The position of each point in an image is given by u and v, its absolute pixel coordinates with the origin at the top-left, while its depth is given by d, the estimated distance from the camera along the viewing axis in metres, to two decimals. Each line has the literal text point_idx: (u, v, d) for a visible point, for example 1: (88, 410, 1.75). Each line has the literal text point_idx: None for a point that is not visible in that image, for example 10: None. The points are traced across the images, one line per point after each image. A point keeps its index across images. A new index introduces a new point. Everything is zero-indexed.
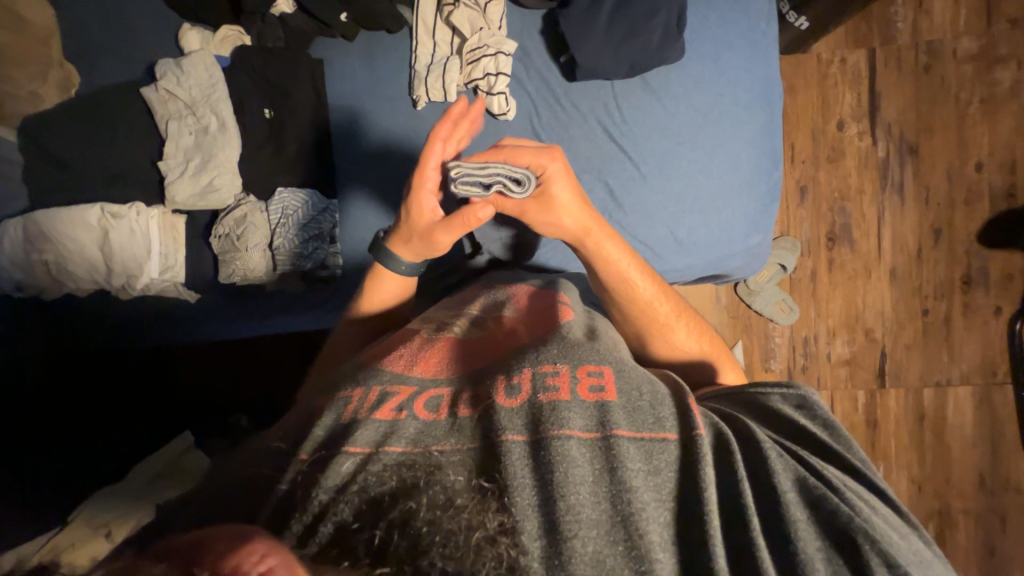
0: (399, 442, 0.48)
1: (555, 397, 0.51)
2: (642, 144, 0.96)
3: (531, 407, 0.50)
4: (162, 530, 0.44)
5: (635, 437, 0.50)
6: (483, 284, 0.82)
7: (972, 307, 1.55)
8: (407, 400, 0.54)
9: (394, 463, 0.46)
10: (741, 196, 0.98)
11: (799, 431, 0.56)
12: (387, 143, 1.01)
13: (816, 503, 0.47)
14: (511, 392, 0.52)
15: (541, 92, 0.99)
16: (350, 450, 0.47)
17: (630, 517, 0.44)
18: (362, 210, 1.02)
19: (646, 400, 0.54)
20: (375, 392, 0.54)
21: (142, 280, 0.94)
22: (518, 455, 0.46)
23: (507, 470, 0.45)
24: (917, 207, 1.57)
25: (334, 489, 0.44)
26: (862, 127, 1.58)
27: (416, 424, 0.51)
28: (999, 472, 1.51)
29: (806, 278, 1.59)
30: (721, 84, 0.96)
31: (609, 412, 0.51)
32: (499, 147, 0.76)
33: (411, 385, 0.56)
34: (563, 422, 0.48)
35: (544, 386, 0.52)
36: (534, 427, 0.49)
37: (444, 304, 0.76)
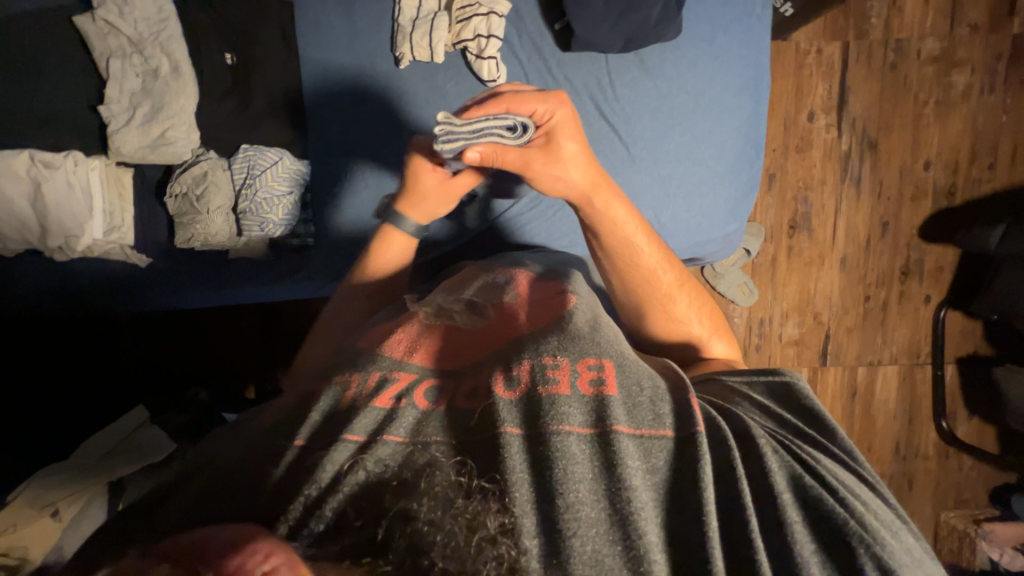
0: (398, 431, 0.50)
1: (554, 391, 0.52)
2: (633, 125, 0.95)
3: (529, 399, 0.52)
4: (158, 509, 0.47)
5: (635, 434, 0.52)
6: (480, 265, 0.81)
7: (906, 295, 1.70)
8: (407, 389, 0.54)
9: (391, 454, 0.47)
10: (724, 183, 1.00)
11: (796, 426, 0.61)
12: (366, 103, 0.94)
13: (811, 504, 0.51)
14: (511, 383, 0.53)
15: (533, 61, 0.94)
16: (349, 436, 0.48)
17: (628, 515, 0.46)
18: (350, 172, 0.96)
19: (646, 396, 0.56)
20: (374, 378, 0.55)
21: (83, 241, 0.84)
22: (516, 448, 0.48)
23: (506, 465, 0.46)
24: (871, 200, 1.67)
25: (330, 478, 0.45)
26: (830, 120, 1.63)
27: (418, 414, 0.52)
28: (912, 441, 1.70)
29: (767, 263, 1.67)
30: (712, 69, 0.95)
31: (610, 409, 0.52)
32: (499, 93, 0.73)
33: (412, 371, 0.57)
34: (563, 419, 0.50)
35: (543, 379, 0.53)
36: (533, 421, 0.50)
37: (443, 286, 0.75)
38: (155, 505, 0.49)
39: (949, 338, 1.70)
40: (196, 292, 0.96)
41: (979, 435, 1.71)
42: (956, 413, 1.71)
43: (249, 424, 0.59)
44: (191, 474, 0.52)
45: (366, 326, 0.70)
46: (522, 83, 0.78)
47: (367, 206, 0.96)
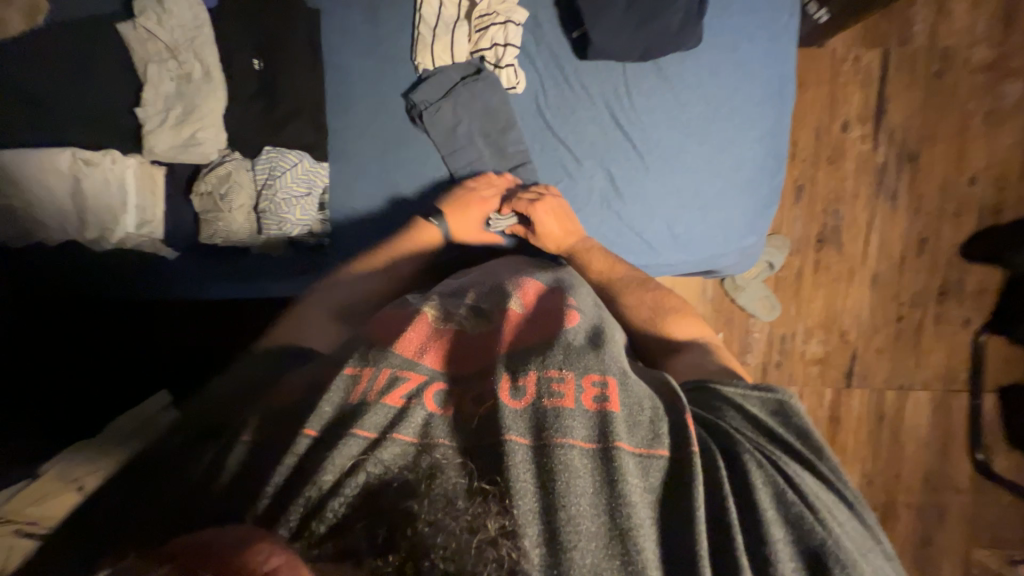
0: (408, 430, 0.50)
1: (559, 404, 0.52)
2: (649, 134, 0.93)
3: (535, 411, 0.51)
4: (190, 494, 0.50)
5: (636, 452, 0.51)
6: (485, 270, 0.81)
7: (944, 317, 1.61)
8: (418, 390, 0.54)
9: (397, 454, 0.48)
10: (742, 195, 0.97)
11: (785, 440, 0.57)
12: (386, 108, 0.96)
13: (796, 524, 0.49)
14: (516, 393, 0.53)
15: (550, 69, 0.94)
16: (359, 432, 0.49)
17: (628, 531, 0.46)
18: (373, 182, 0.97)
19: (647, 415, 0.55)
20: (385, 375, 0.54)
21: (117, 233, 0.90)
22: (522, 457, 0.48)
23: (510, 473, 0.47)
24: (907, 216, 1.59)
25: (338, 473, 0.46)
26: (865, 131, 1.56)
27: (427, 416, 0.52)
28: (944, 471, 1.61)
29: (792, 277, 1.61)
30: (735, 80, 0.93)
31: (613, 424, 0.52)
32: (518, 200, 0.90)
33: (422, 373, 0.56)
34: (567, 432, 0.50)
35: (549, 392, 0.53)
36: (538, 432, 0.50)
37: (449, 287, 0.74)
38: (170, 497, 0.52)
39: (989, 366, 1.60)
40: (227, 286, 1.01)
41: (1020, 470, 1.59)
42: (994, 446, 1.61)
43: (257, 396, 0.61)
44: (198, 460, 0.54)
45: (375, 319, 0.70)
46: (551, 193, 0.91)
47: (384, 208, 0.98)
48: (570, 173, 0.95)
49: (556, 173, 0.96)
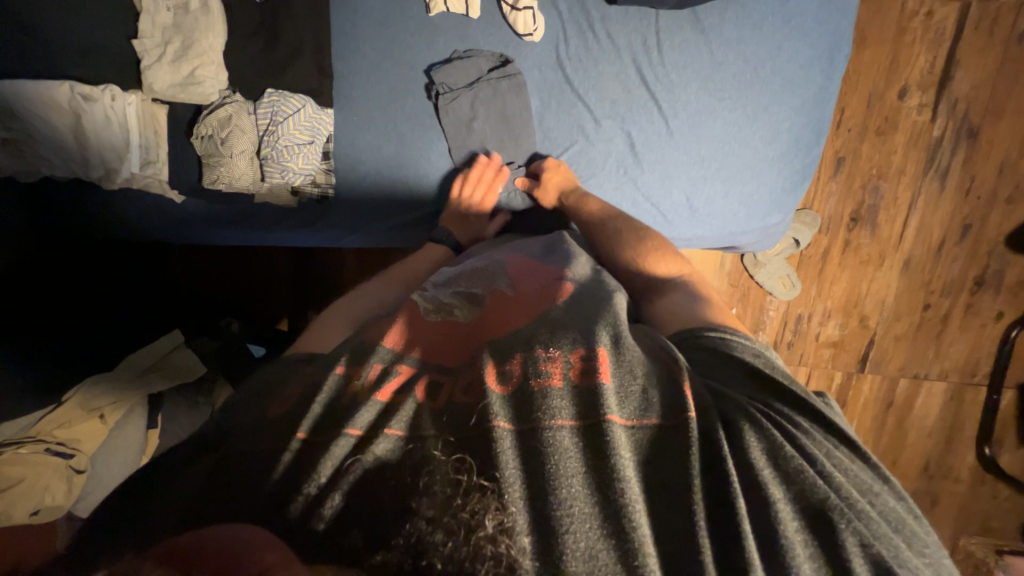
0: (399, 424, 0.47)
1: (546, 384, 0.48)
2: (676, 95, 0.85)
3: (522, 393, 0.48)
4: (172, 489, 0.47)
5: (628, 425, 0.47)
6: (483, 256, 0.79)
7: (974, 309, 1.52)
8: (407, 385, 0.51)
9: (390, 449, 0.46)
10: (772, 169, 0.89)
11: (782, 391, 0.54)
12: (394, 53, 0.90)
13: (794, 478, 0.46)
14: (503, 378, 0.50)
15: (574, 14, 0.85)
16: (349, 431, 0.46)
17: (623, 510, 0.42)
18: (378, 134, 0.92)
19: (639, 385, 0.51)
20: (376, 370, 0.52)
21: (122, 173, 0.89)
22: (508, 442, 0.45)
23: (497, 460, 0.43)
24: (955, 198, 1.46)
25: (333, 469, 0.44)
26: (925, 99, 1.41)
27: (418, 408, 0.49)
28: (944, 461, 1.59)
29: (817, 256, 1.53)
30: (781, 36, 0.83)
31: (601, 397, 0.47)
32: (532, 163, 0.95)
33: (410, 365, 0.53)
34: (553, 411, 0.46)
35: (536, 372, 0.49)
36: (525, 415, 0.46)
37: (444, 275, 0.73)
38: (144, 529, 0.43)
39: (1015, 362, 1.53)
40: (237, 233, 1.01)
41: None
42: (1004, 441, 1.57)
43: (242, 403, 0.55)
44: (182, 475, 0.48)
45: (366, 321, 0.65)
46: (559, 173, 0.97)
47: (389, 161, 0.93)
48: (587, 136, 0.89)
49: (571, 134, 0.89)
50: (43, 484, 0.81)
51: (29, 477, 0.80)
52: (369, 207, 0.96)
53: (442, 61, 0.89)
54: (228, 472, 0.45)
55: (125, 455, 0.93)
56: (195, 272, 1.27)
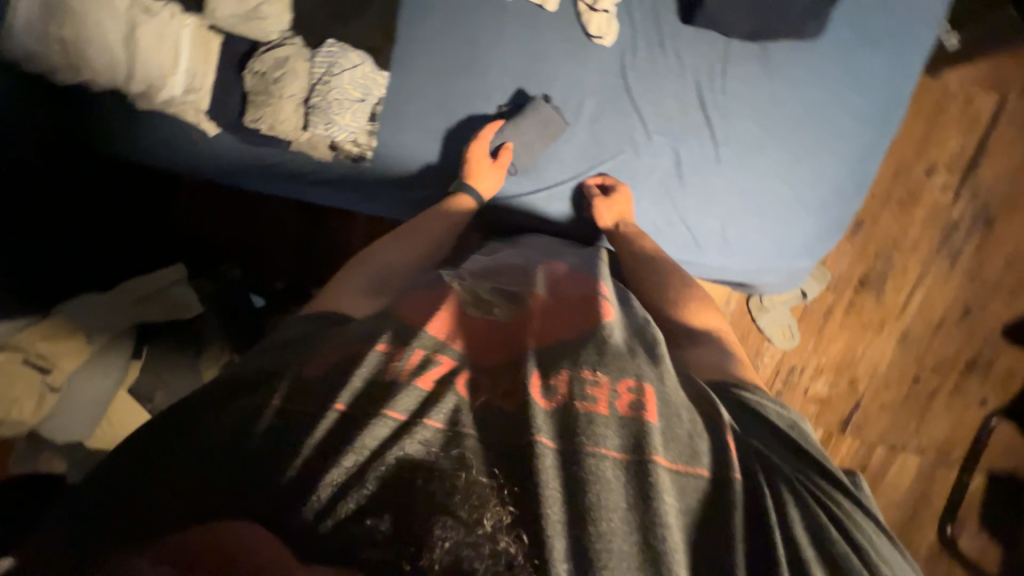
0: (437, 416, 0.46)
1: (592, 409, 0.47)
2: (731, 125, 0.86)
3: (566, 413, 0.47)
4: (198, 421, 0.49)
5: (672, 468, 0.46)
6: (518, 253, 0.79)
7: (961, 391, 1.56)
8: (449, 375, 0.50)
9: (426, 441, 0.45)
10: (809, 214, 0.90)
11: (816, 465, 0.53)
12: (460, 29, 0.89)
13: (839, 564, 0.44)
14: (548, 391, 0.48)
15: (647, 26, 0.86)
16: (389, 413, 0.45)
17: (661, 554, 0.41)
18: (429, 106, 0.92)
19: (686, 429, 0.49)
20: (417, 356, 0.50)
21: (163, 93, 0.86)
22: (549, 461, 0.44)
23: (538, 478, 0.43)
24: (961, 280, 1.50)
25: (367, 455, 0.43)
26: (950, 180, 1.45)
27: (457, 403, 0.48)
28: (908, 537, 1.59)
29: (820, 311, 1.55)
30: (842, 87, 0.85)
31: (648, 435, 0.46)
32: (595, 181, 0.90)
33: (452, 358, 0.52)
34: (598, 439, 0.45)
35: (582, 394, 0.48)
36: (568, 436, 0.45)
37: (483, 266, 0.73)
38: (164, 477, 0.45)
39: (989, 449, 1.56)
40: (264, 174, 0.98)
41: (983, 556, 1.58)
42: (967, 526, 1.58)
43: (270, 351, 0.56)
44: (207, 419, 0.49)
45: (400, 294, 0.66)
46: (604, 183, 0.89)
47: (433, 136, 0.93)
48: (635, 147, 0.89)
49: (620, 143, 0.89)
50: (12, 396, 0.83)
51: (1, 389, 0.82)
52: (404, 180, 0.95)
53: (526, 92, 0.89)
54: (267, 433, 0.46)
55: (101, 383, 0.90)
56: (192, 207, 1.19)
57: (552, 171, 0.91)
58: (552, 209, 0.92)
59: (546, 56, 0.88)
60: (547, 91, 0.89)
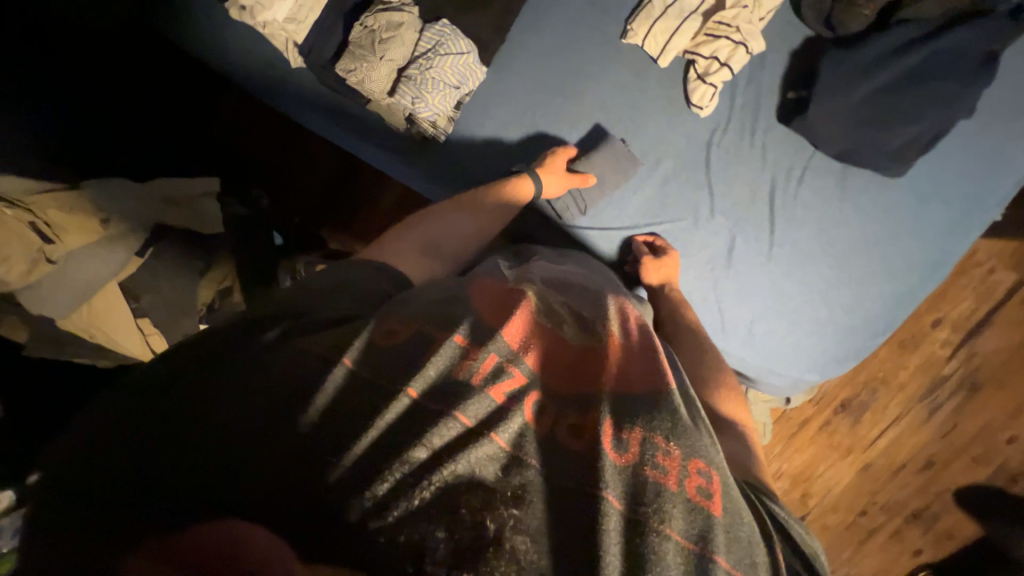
0: (504, 434, 0.47)
1: (661, 481, 0.47)
2: (792, 229, 0.88)
3: (635, 476, 0.47)
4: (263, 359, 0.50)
5: (731, 574, 0.44)
6: (585, 270, 0.80)
7: (900, 536, 1.58)
8: (520, 391, 0.50)
9: (488, 457, 0.45)
10: (834, 336, 0.92)
11: None
12: (570, 53, 0.90)
13: None
14: (620, 446, 0.48)
15: (745, 111, 0.88)
16: (459, 416, 0.47)
17: None
18: (513, 113, 0.92)
19: (746, 534, 0.48)
20: (490, 363, 0.51)
21: (265, 14, 0.85)
22: (614, 524, 0.44)
23: (600, 540, 0.42)
24: (933, 433, 1.55)
25: (430, 453, 0.44)
26: (952, 338, 1.51)
27: (523, 426, 0.48)
28: None
29: (796, 420, 1.58)
30: (903, 229, 0.88)
31: (712, 530, 0.45)
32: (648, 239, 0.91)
33: (523, 373, 0.52)
34: (664, 517, 0.45)
35: (653, 462, 0.47)
36: (634, 502, 0.45)
37: (551, 274, 0.73)
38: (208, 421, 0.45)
39: None
40: (337, 121, 0.97)
41: None
42: None
43: (336, 293, 0.60)
44: (271, 361, 0.50)
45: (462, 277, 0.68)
46: (657, 243, 0.90)
47: (508, 142, 0.92)
48: (695, 219, 0.90)
49: (682, 210, 0.91)
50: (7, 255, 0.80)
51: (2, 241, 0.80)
52: (466, 173, 0.94)
53: (611, 130, 0.91)
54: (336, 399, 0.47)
55: (96, 270, 0.85)
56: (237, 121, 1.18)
57: (611, 215, 0.92)
58: (599, 246, 0.93)
59: (641, 106, 0.90)
60: (631, 138, 0.90)
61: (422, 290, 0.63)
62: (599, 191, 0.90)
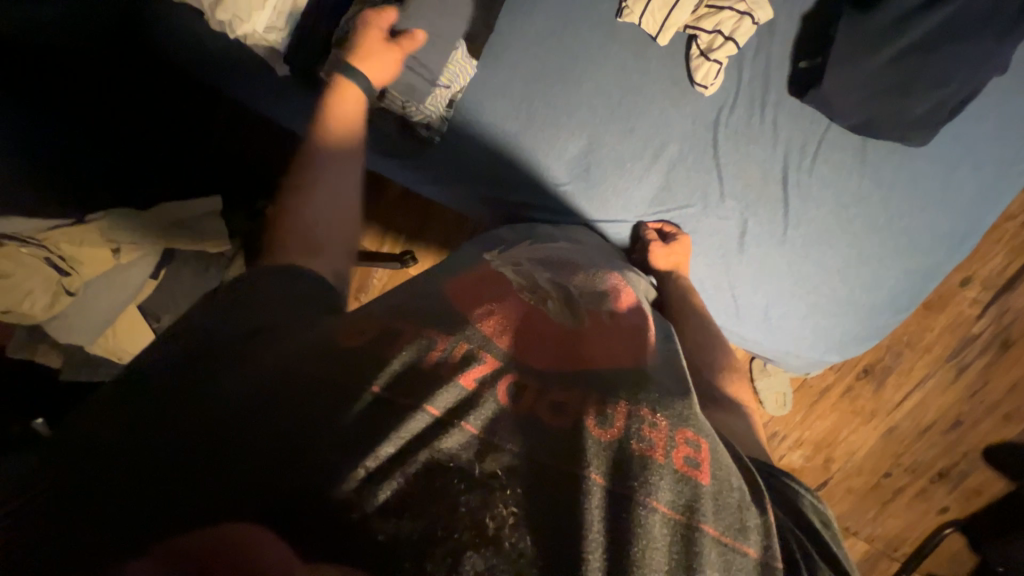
0: (476, 420, 0.44)
1: (648, 455, 0.44)
2: (807, 207, 0.85)
3: (620, 452, 0.44)
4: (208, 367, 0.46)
5: (726, 544, 0.42)
6: (581, 249, 0.79)
7: (926, 495, 1.57)
8: (492, 377, 0.48)
9: (461, 445, 0.42)
10: (855, 315, 0.89)
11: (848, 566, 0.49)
12: (563, 38, 0.85)
13: None
14: (604, 422, 0.46)
15: (753, 86, 0.83)
16: (428, 408, 0.43)
17: None
18: (510, 105, 0.87)
19: (738, 499, 0.45)
20: (460, 351, 0.49)
21: (244, 28, 0.84)
22: (598, 503, 0.41)
23: (586, 520, 0.40)
24: (961, 393, 1.51)
25: (398, 445, 0.41)
26: (980, 296, 1.45)
27: (497, 409, 0.46)
28: None
29: (817, 388, 1.57)
30: (927, 199, 0.83)
31: (700, 500, 0.43)
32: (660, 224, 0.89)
33: (495, 358, 0.50)
34: (651, 491, 0.42)
35: (638, 436, 0.45)
36: (620, 478, 0.43)
37: (540, 255, 0.73)
38: (168, 421, 0.43)
39: (936, 553, 1.61)
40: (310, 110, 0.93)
41: None
42: None
43: (300, 285, 0.58)
44: (223, 364, 0.46)
45: (447, 271, 0.67)
46: (668, 227, 0.88)
47: (506, 137, 0.88)
48: (705, 204, 0.87)
49: (690, 196, 0.87)
50: (25, 288, 0.79)
51: (17, 274, 0.78)
52: (464, 171, 0.91)
53: (612, 116, 0.86)
54: (294, 395, 0.44)
55: (116, 296, 0.87)
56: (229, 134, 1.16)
57: (618, 205, 0.89)
58: (609, 235, 0.91)
59: (642, 89, 0.85)
60: (633, 123, 0.86)
61: (419, 285, 0.64)
62: (602, 176, 0.88)
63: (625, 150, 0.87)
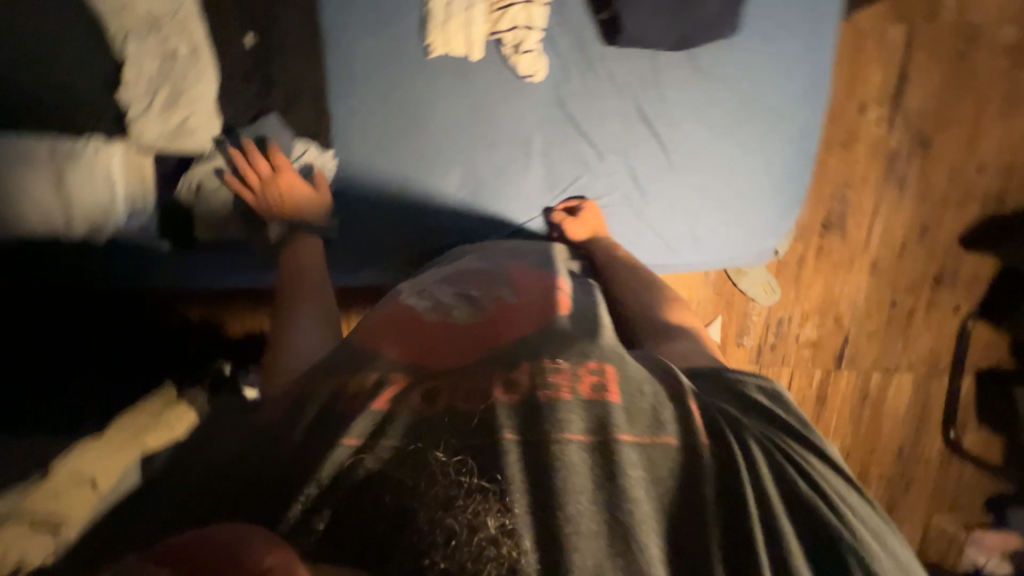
0: (394, 429, 0.48)
1: (553, 396, 0.49)
2: (676, 130, 0.89)
3: (529, 400, 0.49)
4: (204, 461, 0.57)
5: (639, 444, 0.47)
6: (483, 257, 0.78)
7: (936, 304, 1.57)
8: (399, 393, 0.52)
9: (381, 456, 0.47)
10: (768, 197, 0.94)
11: (782, 423, 0.55)
12: (395, 94, 0.87)
13: (809, 516, 0.46)
14: (509, 384, 0.51)
15: (573, 54, 0.87)
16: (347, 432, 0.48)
17: (628, 527, 0.43)
18: (381, 169, 0.89)
19: (647, 402, 0.51)
20: (370, 376, 0.54)
21: (108, 228, 0.84)
22: (513, 455, 0.46)
23: (505, 471, 0.45)
24: (915, 202, 1.52)
25: (330, 473, 0.46)
26: (882, 113, 1.46)
27: (412, 411, 0.50)
28: (918, 450, 1.61)
29: (793, 263, 1.54)
30: (767, 74, 0.89)
31: (610, 416, 0.48)
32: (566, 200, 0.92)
33: (409, 372, 0.55)
34: (563, 425, 0.47)
35: (543, 382, 0.50)
36: (532, 422, 0.47)
37: (444, 274, 0.73)
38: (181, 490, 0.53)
39: (971, 349, 1.58)
40: (210, 261, 0.92)
41: (986, 447, 1.61)
42: (965, 424, 1.60)
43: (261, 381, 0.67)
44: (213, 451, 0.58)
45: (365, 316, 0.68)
46: (571, 203, 0.91)
47: (393, 198, 0.90)
48: (591, 169, 0.91)
49: (575, 169, 0.91)
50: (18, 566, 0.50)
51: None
52: (371, 244, 0.92)
53: (472, 137, 0.89)
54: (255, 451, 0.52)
55: None
56: None
57: (520, 205, 0.92)
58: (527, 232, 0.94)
59: (484, 103, 0.88)
60: (493, 135, 0.89)
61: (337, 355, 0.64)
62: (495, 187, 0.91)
63: (500, 157, 0.90)
